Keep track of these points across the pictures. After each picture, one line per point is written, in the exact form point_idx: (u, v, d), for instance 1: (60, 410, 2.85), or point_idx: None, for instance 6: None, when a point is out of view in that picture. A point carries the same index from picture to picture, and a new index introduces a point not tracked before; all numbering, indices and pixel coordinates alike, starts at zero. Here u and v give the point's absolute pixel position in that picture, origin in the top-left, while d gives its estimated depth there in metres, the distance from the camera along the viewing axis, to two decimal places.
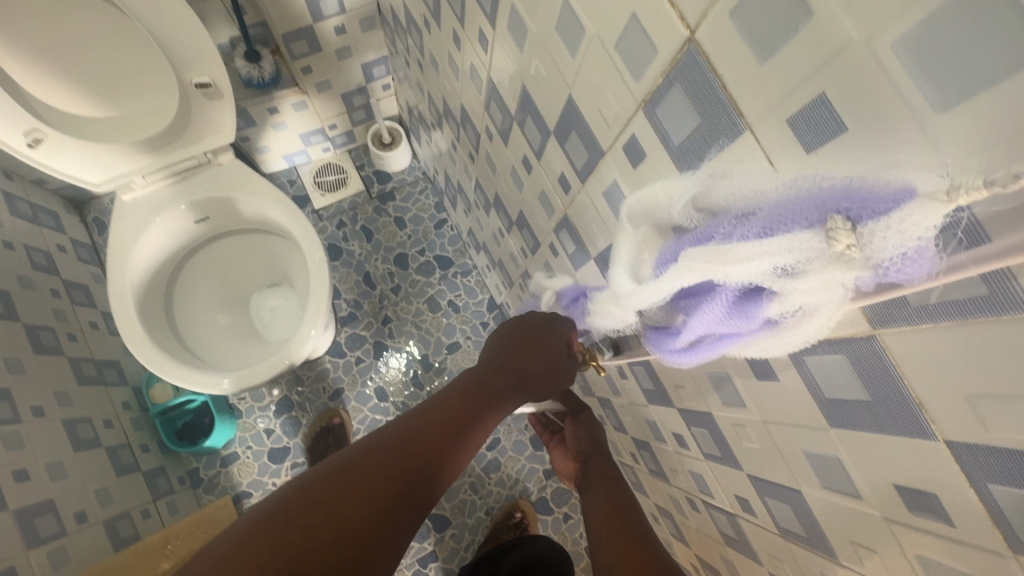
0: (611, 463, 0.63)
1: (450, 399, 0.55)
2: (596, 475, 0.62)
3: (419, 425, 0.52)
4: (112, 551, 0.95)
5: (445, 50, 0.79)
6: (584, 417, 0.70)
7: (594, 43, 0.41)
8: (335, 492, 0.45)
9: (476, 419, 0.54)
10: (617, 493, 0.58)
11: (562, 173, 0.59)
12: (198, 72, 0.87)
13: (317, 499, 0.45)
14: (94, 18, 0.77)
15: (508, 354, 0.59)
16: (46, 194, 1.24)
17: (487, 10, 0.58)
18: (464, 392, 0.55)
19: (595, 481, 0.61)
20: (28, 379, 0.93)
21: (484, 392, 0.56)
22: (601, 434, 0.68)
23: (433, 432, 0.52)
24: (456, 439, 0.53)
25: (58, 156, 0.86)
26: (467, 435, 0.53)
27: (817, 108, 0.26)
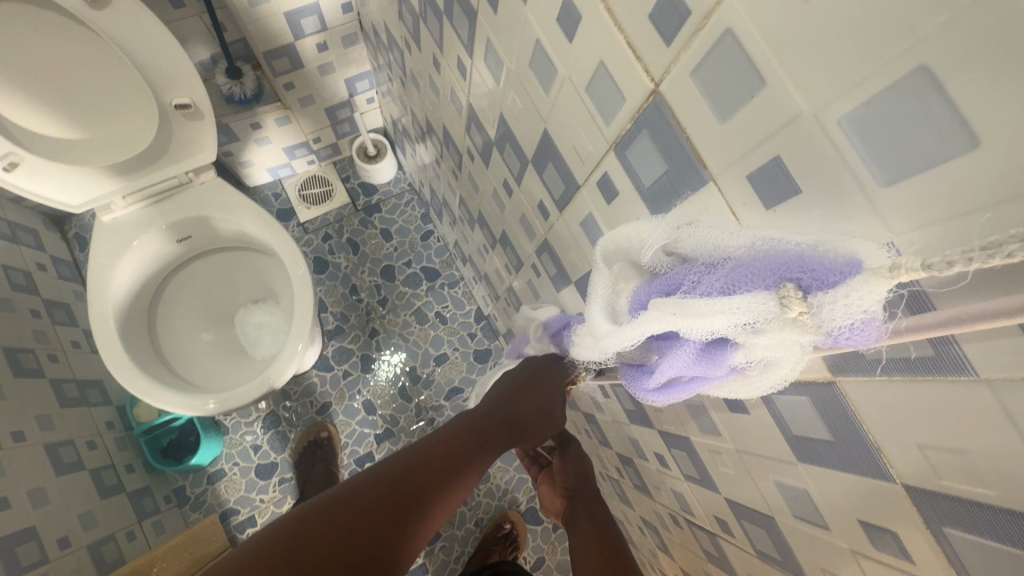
0: (596, 497, 0.64)
1: (448, 438, 0.56)
2: (582, 511, 0.63)
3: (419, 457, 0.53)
4: None
5: (426, 71, 0.80)
6: (570, 452, 0.71)
7: (567, 83, 0.42)
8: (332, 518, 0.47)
9: (471, 460, 0.56)
10: (600, 526, 0.59)
11: (541, 200, 0.60)
12: (177, 93, 0.87)
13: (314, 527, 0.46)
14: (72, 43, 0.76)
15: (500, 399, 0.62)
16: (24, 211, 1.23)
17: (465, 39, 0.58)
18: (460, 431, 0.57)
19: (583, 516, 0.62)
20: (8, 403, 0.92)
21: (479, 433, 0.58)
22: (588, 468, 0.69)
23: (429, 469, 0.53)
24: (452, 480, 0.53)
25: (35, 177, 0.85)
26: (462, 475, 0.54)
27: (774, 169, 0.26)
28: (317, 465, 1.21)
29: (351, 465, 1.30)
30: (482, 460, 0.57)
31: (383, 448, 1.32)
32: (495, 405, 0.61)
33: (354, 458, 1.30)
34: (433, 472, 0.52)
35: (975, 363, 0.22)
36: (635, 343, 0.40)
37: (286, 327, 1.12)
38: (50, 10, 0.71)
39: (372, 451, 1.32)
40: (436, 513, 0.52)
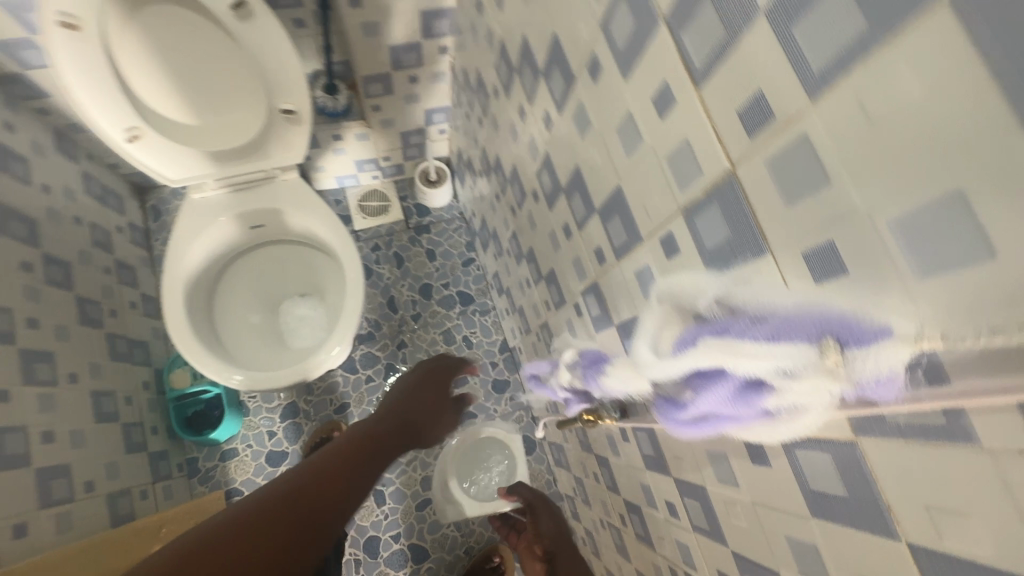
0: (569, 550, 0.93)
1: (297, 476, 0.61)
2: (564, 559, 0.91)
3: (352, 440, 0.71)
4: (107, 527, 0.97)
5: (508, 117, 0.89)
6: (543, 516, 1.01)
7: (649, 152, 0.49)
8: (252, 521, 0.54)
9: (334, 489, 0.62)
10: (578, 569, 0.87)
11: (600, 247, 0.67)
12: (285, 100, 0.98)
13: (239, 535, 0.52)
14: (211, 44, 0.89)
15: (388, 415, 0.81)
16: (117, 178, 1.35)
17: (557, 97, 0.66)
18: (338, 466, 0.65)
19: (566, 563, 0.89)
20: (68, 346, 0.99)
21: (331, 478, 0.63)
22: (561, 528, 0.99)
23: (327, 479, 0.62)
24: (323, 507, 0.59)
25: (148, 153, 0.95)
26: (335, 497, 0.61)
27: (829, 250, 0.32)
28: None
29: None
30: (362, 477, 0.66)
31: None
32: (329, 461, 0.65)
33: None
34: (313, 490, 0.60)
35: (982, 435, 0.26)
36: (682, 376, 0.46)
37: (324, 325, 1.19)
38: (196, 13, 0.85)
39: None
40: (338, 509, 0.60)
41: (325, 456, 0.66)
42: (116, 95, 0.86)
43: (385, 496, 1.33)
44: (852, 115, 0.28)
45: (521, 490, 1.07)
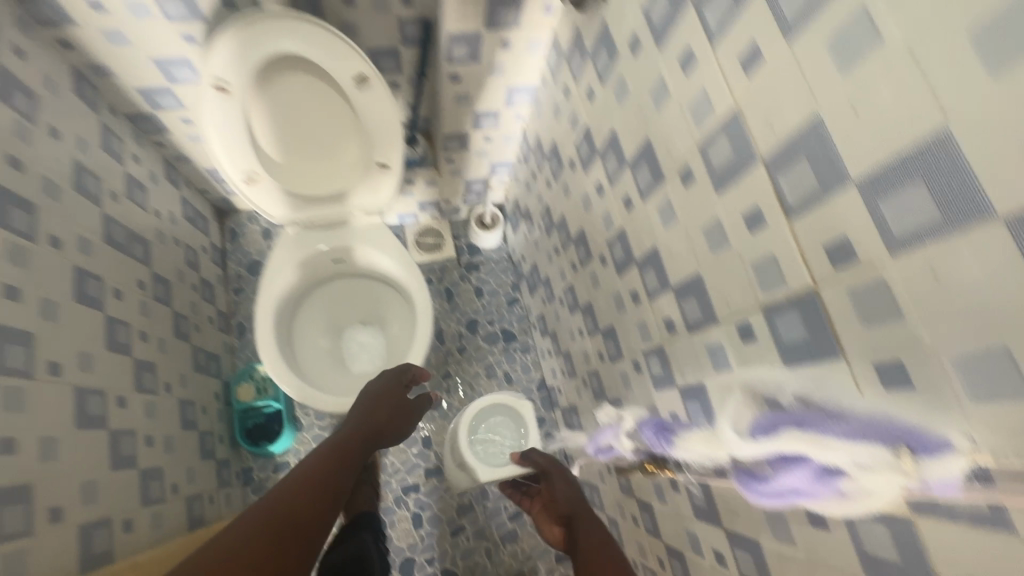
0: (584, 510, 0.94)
1: (279, 503, 0.69)
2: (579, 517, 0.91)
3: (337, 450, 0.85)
4: (186, 530, 1.03)
5: (582, 188, 1.00)
6: (556, 482, 1.04)
7: (736, 255, 0.59)
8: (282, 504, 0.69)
9: (320, 497, 0.73)
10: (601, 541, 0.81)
11: (670, 318, 0.76)
12: (382, 155, 1.09)
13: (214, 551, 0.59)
14: (328, 105, 1.02)
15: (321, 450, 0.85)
16: (205, 202, 1.48)
17: (642, 187, 0.77)
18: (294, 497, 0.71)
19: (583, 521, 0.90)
20: (166, 357, 1.10)
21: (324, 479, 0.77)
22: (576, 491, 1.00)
23: (291, 516, 0.67)
24: (303, 528, 0.67)
25: (260, 194, 1.07)
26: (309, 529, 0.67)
27: (898, 368, 0.42)
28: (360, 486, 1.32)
29: (397, 491, 1.42)
30: (326, 501, 0.73)
31: (429, 483, 1.44)
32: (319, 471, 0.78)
33: (401, 485, 1.43)
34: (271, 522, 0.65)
35: (1016, 527, 0.35)
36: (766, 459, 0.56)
37: (385, 358, 1.27)
38: (317, 79, 0.97)
39: (419, 483, 1.44)
40: (309, 539, 0.66)
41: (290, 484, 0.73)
42: (242, 144, 0.99)
43: (422, 520, 1.41)
44: (924, 276, 0.38)
45: (534, 457, 1.13)
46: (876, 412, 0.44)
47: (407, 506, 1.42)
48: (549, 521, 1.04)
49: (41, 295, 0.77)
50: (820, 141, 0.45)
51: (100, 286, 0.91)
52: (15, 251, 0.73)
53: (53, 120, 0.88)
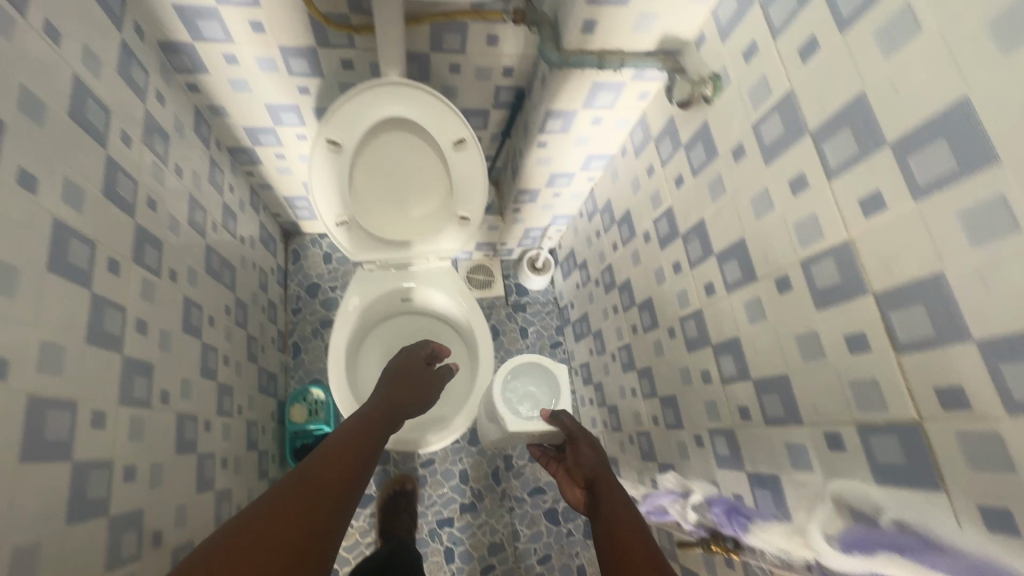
0: (613, 484, 0.85)
1: (303, 474, 0.62)
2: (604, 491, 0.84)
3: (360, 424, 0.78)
4: None
5: (656, 261, 1.05)
6: (581, 445, 0.95)
7: (831, 369, 0.63)
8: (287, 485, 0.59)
9: (351, 459, 0.67)
10: (623, 518, 0.74)
11: (746, 406, 0.80)
12: (464, 209, 1.13)
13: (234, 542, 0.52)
14: (422, 161, 1.07)
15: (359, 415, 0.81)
16: (275, 225, 1.54)
17: (728, 279, 0.82)
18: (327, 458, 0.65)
19: (607, 497, 0.81)
20: (240, 380, 1.15)
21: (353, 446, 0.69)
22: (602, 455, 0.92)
23: (317, 482, 0.61)
24: (330, 496, 0.60)
25: (346, 237, 1.12)
26: (344, 488, 0.62)
27: (1004, 516, 0.46)
28: (399, 512, 1.37)
29: (432, 524, 1.45)
30: (363, 459, 0.68)
31: (463, 518, 1.47)
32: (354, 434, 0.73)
33: (437, 518, 1.46)
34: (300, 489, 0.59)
35: None
36: (856, 575, 0.57)
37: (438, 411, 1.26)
38: (412, 135, 1.03)
39: (453, 517, 1.47)
40: (331, 519, 0.58)
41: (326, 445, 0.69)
42: (340, 189, 1.05)
43: (454, 555, 1.43)
44: None
45: (564, 418, 0.99)
46: (984, 553, 0.47)
47: (440, 540, 1.44)
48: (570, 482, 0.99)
49: (162, 327, 0.82)
50: (942, 295, 0.49)
51: (201, 314, 0.97)
52: (148, 286, 0.79)
53: (179, 159, 0.94)
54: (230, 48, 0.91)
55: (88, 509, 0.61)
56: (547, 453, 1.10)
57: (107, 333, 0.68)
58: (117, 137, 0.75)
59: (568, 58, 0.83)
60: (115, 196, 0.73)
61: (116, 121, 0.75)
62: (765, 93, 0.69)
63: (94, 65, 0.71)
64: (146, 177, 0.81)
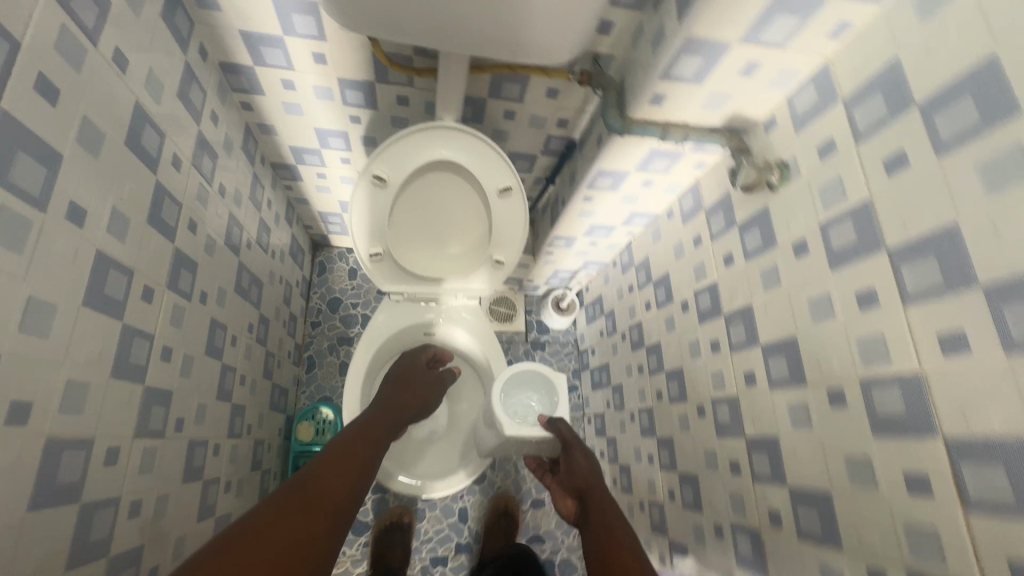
0: (606, 497, 0.84)
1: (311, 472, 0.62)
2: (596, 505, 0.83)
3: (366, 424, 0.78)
4: None
5: (692, 334, 1.01)
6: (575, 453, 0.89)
7: (884, 503, 0.59)
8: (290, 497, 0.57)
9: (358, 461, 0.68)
10: (612, 527, 0.77)
11: (778, 511, 0.76)
12: (499, 252, 1.11)
13: (230, 558, 0.50)
14: (463, 201, 1.05)
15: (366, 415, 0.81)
16: (305, 236, 1.53)
17: (773, 374, 0.78)
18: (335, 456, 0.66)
19: (597, 509, 0.82)
20: (254, 399, 1.13)
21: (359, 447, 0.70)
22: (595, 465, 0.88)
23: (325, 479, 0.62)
24: (338, 495, 0.61)
25: (378, 269, 1.10)
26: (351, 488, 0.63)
27: None
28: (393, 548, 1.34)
29: (425, 561, 1.41)
30: (368, 460, 0.69)
31: (458, 559, 1.42)
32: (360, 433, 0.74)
33: (431, 556, 1.41)
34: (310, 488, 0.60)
35: None
36: None
37: (446, 454, 1.23)
38: (459, 179, 1.02)
39: (448, 556, 1.42)
40: (337, 519, 0.59)
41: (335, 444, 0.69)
42: (378, 224, 1.03)
43: None
44: None
45: (560, 425, 0.90)
46: None
47: None
48: (562, 491, 0.94)
49: (186, 352, 0.81)
50: None
51: (224, 334, 0.95)
52: (177, 311, 0.77)
53: (223, 178, 0.93)
54: (290, 75, 0.91)
55: (89, 552, 0.59)
56: (543, 467, 1.03)
57: (132, 364, 0.66)
58: (168, 161, 0.74)
59: (632, 126, 0.80)
60: (158, 221, 0.72)
61: (169, 144, 0.74)
62: (839, 196, 0.66)
63: (155, 90, 0.70)
64: (190, 199, 0.80)
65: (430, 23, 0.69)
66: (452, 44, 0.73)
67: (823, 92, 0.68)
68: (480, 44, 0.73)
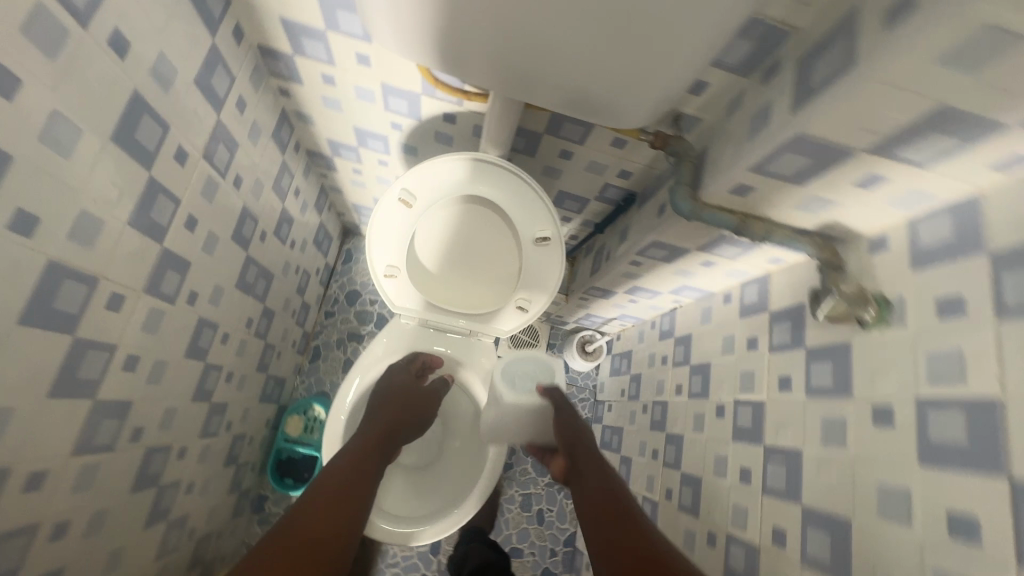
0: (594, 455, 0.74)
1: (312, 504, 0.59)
2: (582, 465, 0.73)
3: (359, 450, 0.71)
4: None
5: (722, 448, 0.86)
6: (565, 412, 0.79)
7: None
8: (328, 488, 0.62)
9: (347, 501, 0.61)
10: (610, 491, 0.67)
11: None
12: (525, 298, 0.96)
13: None
14: (496, 235, 0.91)
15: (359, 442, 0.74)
16: (336, 223, 1.46)
17: (809, 549, 0.63)
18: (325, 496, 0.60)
19: (588, 472, 0.72)
20: (240, 395, 1.07)
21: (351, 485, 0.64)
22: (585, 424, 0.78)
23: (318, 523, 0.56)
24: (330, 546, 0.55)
25: (390, 288, 0.96)
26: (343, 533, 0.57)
27: None
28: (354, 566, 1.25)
29: None
30: (359, 503, 0.62)
31: None
32: (350, 465, 0.67)
33: None
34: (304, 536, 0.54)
35: None
36: None
37: (424, 492, 1.08)
38: (496, 214, 0.89)
39: None
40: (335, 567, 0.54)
41: (321, 481, 0.63)
42: (400, 241, 0.91)
43: None
44: None
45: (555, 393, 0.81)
46: None
47: None
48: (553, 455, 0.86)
49: (158, 357, 0.74)
50: None
51: (213, 334, 0.89)
52: (154, 316, 0.71)
53: (242, 169, 0.85)
54: (330, 70, 0.81)
55: None
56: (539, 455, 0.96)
57: (81, 379, 0.59)
58: (171, 155, 0.66)
59: (702, 212, 0.65)
60: (145, 221, 0.64)
61: (174, 136, 0.66)
62: (957, 376, 0.50)
63: (165, 77, 0.62)
64: (192, 196, 0.72)
65: (498, 48, 0.57)
66: (516, 73, 0.61)
67: (963, 231, 0.52)
68: (547, 77, 0.61)
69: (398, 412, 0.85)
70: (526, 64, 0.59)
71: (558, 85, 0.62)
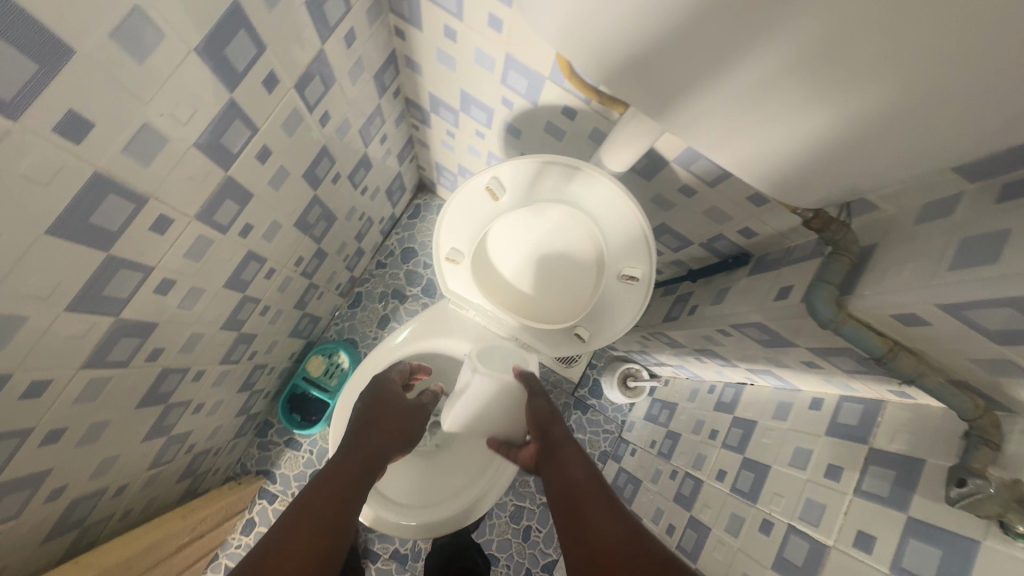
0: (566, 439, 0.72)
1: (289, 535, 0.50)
2: (551, 450, 0.70)
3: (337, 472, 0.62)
4: (173, 486, 0.99)
5: (755, 570, 0.74)
6: (538, 397, 0.81)
7: None
8: (307, 519, 0.53)
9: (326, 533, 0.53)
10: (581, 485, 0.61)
11: None
12: (585, 327, 0.86)
13: None
14: (576, 257, 0.79)
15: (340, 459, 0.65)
16: (413, 177, 1.39)
17: None
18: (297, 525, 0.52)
19: (561, 456, 0.68)
20: (271, 328, 1.04)
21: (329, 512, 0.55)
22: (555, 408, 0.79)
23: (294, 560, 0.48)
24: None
25: (451, 274, 0.88)
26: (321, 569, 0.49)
27: None
28: None
29: None
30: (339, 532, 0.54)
31: None
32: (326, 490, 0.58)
33: None
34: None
35: None
36: None
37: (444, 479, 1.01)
38: (585, 235, 0.76)
39: None
40: None
41: (299, 505, 0.55)
42: (471, 232, 0.82)
43: None
44: None
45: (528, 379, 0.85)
46: None
47: None
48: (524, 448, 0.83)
49: (195, 284, 0.69)
50: None
51: (258, 268, 0.84)
52: (200, 245, 0.65)
53: (333, 107, 0.78)
54: (454, 25, 0.71)
55: None
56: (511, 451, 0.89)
57: (104, 295, 0.55)
58: (259, 79, 0.58)
59: (844, 325, 0.52)
60: (212, 145, 0.57)
61: (268, 59, 0.58)
62: None
63: None
64: (271, 126, 0.65)
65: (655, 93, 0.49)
66: (691, 107, 0.48)
67: None
68: (718, 127, 0.49)
69: (385, 422, 0.75)
70: (718, 97, 0.45)
71: (744, 131, 0.48)
